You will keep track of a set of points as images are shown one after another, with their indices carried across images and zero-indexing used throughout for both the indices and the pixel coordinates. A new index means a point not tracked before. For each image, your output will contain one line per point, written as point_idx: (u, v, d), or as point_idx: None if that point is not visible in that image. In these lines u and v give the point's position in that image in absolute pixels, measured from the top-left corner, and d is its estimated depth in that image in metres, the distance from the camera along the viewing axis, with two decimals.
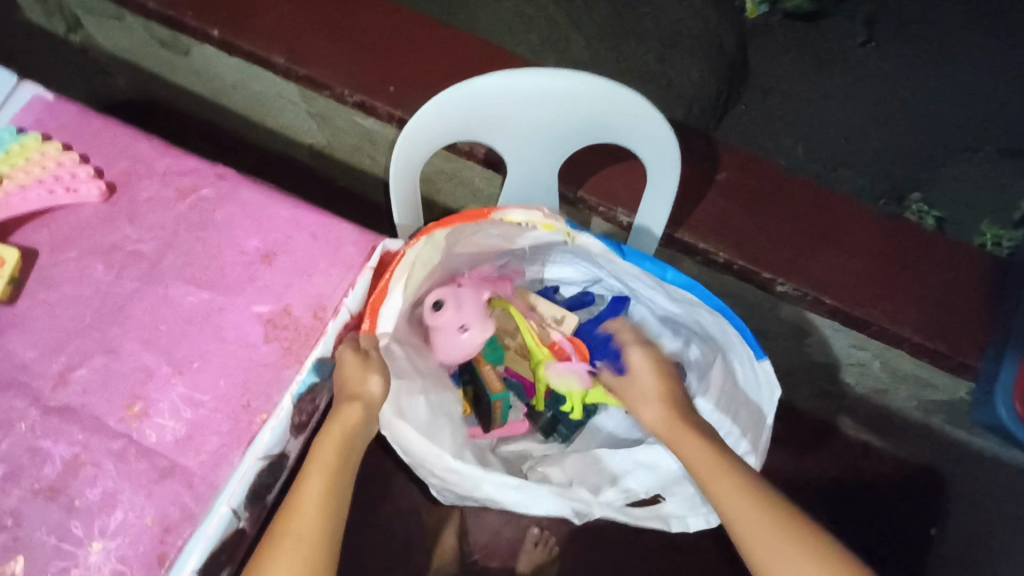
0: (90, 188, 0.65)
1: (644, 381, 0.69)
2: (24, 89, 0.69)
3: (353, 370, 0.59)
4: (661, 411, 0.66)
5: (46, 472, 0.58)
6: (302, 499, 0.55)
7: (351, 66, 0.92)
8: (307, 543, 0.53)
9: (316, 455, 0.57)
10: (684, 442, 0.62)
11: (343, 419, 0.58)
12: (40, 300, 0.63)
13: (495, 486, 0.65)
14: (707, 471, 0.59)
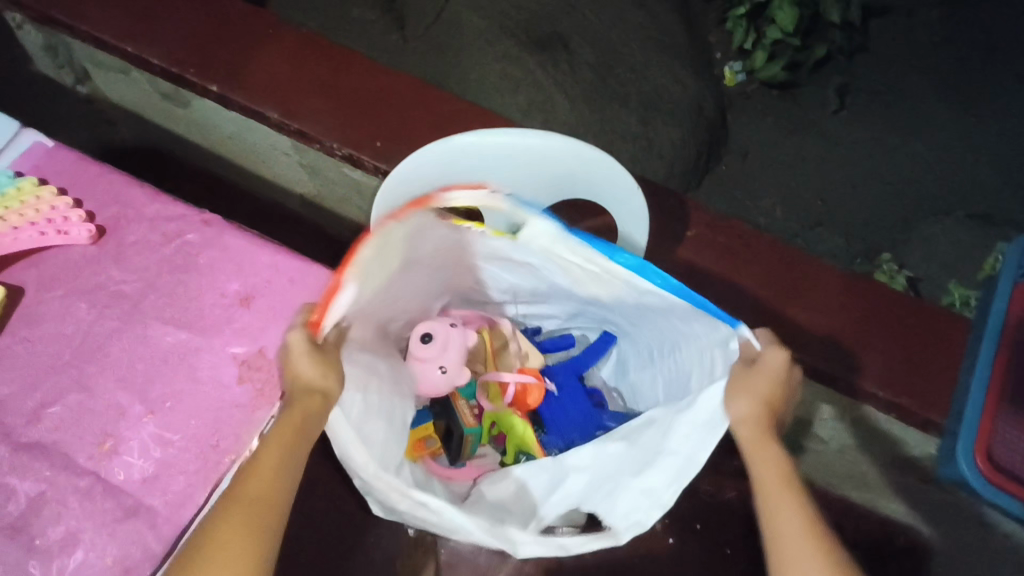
0: (80, 231, 0.68)
1: (767, 386, 0.56)
2: (26, 135, 0.73)
3: (301, 359, 0.57)
4: (761, 419, 0.57)
5: (9, 510, 0.58)
6: (253, 475, 0.54)
7: (342, 122, 0.97)
8: (249, 519, 0.52)
9: (274, 432, 0.56)
10: (763, 448, 0.57)
11: (303, 405, 0.56)
12: (22, 338, 0.65)
13: (412, 505, 0.57)
14: (781, 496, 0.56)
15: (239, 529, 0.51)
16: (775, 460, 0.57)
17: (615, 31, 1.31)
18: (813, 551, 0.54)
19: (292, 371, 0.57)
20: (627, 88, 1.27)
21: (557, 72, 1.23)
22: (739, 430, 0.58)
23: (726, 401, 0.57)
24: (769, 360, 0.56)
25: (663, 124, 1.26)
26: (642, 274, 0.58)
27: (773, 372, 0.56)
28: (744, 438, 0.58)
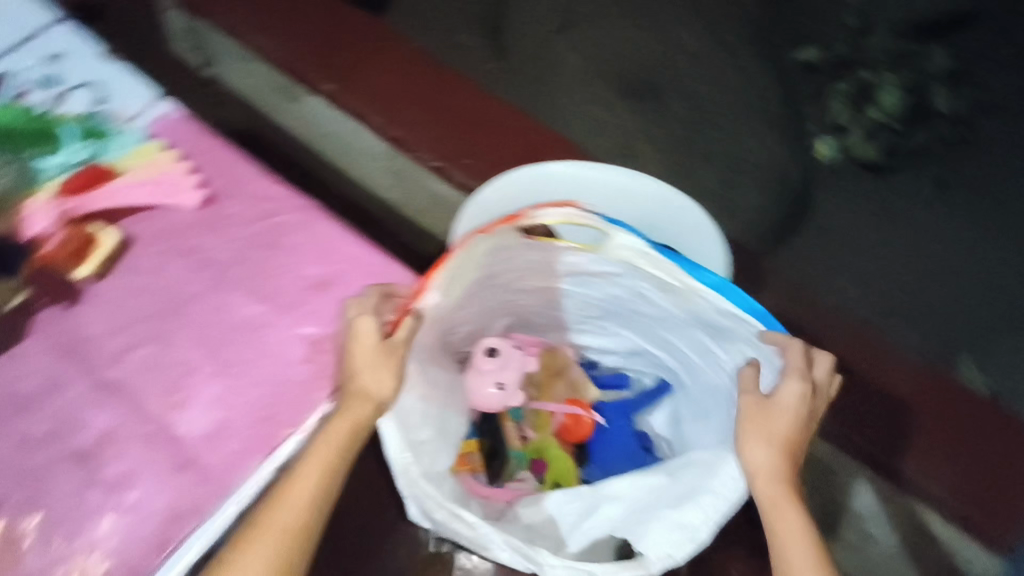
0: (190, 197, 0.73)
1: (782, 426, 0.58)
2: (160, 105, 0.80)
3: (368, 353, 0.60)
4: (776, 472, 0.58)
5: (80, 439, 0.61)
6: (288, 499, 0.56)
7: (436, 136, 1.01)
8: (283, 544, 0.55)
9: (314, 454, 0.58)
10: (779, 505, 0.57)
11: (352, 416, 0.59)
12: (119, 286, 0.69)
13: (447, 515, 0.58)
14: (799, 551, 0.56)
15: (272, 555, 0.54)
16: (793, 512, 0.57)
17: (711, 90, 1.31)
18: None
19: (356, 367, 0.60)
20: (714, 148, 1.27)
21: (645, 126, 1.25)
22: (755, 479, 0.59)
23: (743, 444, 0.59)
24: (786, 395, 0.58)
25: (746, 188, 1.25)
26: (722, 293, 0.60)
27: (790, 410, 0.58)
28: (762, 488, 0.58)
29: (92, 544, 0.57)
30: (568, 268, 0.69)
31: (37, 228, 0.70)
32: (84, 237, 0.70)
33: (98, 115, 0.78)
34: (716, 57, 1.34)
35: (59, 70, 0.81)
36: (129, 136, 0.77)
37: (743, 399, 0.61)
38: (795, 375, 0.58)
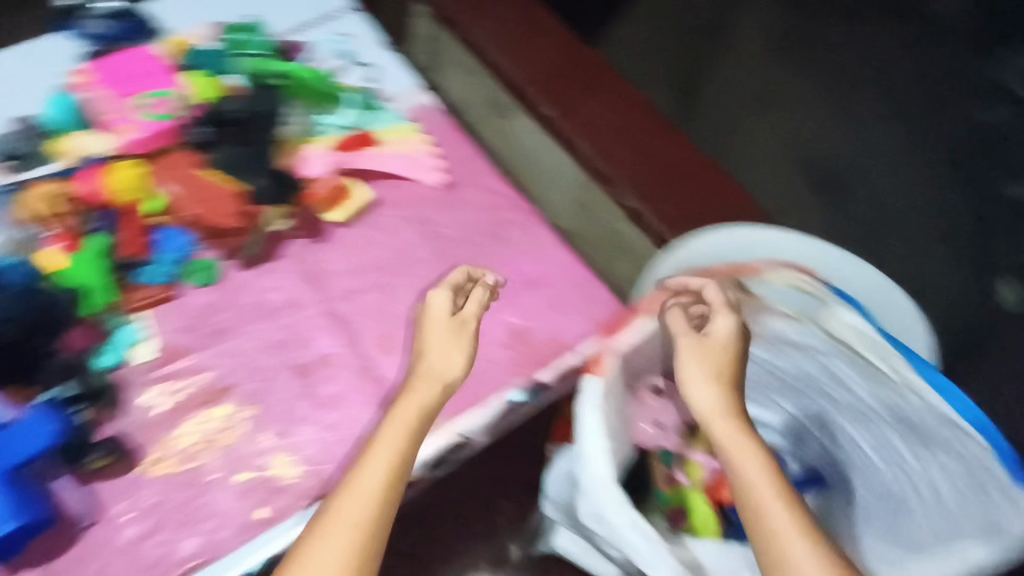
0: (434, 176, 0.82)
1: (721, 359, 0.58)
2: (422, 94, 0.90)
3: (440, 332, 0.59)
4: (725, 408, 0.56)
5: (304, 354, 0.70)
6: (357, 485, 0.50)
7: (640, 175, 1.04)
8: (359, 534, 0.48)
9: (382, 439, 0.53)
10: (735, 439, 0.55)
11: (420, 398, 0.56)
12: (359, 235, 0.78)
13: (626, 522, 0.56)
14: (767, 488, 0.52)
15: (346, 547, 0.47)
16: (752, 449, 0.54)
17: (907, 203, 1.26)
18: (809, 547, 0.49)
19: (427, 346, 0.59)
20: (904, 259, 1.20)
21: (830, 222, 1.23)
22: (710, 420, 0.56)
23: (685, 384, 0.58)
24: (719, 329, 0.60)
25: (930, 309, 1.15)
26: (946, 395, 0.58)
27: (725, 342, 0.60)
28: (716, 428, 0.55)
29: (299, 445, 0.66)
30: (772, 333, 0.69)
31: (312, 172, 0.79)
32: (341, 188, 0.79)
33: (371, 91, 0.88)
34: (918, 174, 1.30)
35: (349, 48, 0.93)
36: (392, 113, 0.86)
37: (680, 340, 0.60)
38: (722, 309, 0.62)
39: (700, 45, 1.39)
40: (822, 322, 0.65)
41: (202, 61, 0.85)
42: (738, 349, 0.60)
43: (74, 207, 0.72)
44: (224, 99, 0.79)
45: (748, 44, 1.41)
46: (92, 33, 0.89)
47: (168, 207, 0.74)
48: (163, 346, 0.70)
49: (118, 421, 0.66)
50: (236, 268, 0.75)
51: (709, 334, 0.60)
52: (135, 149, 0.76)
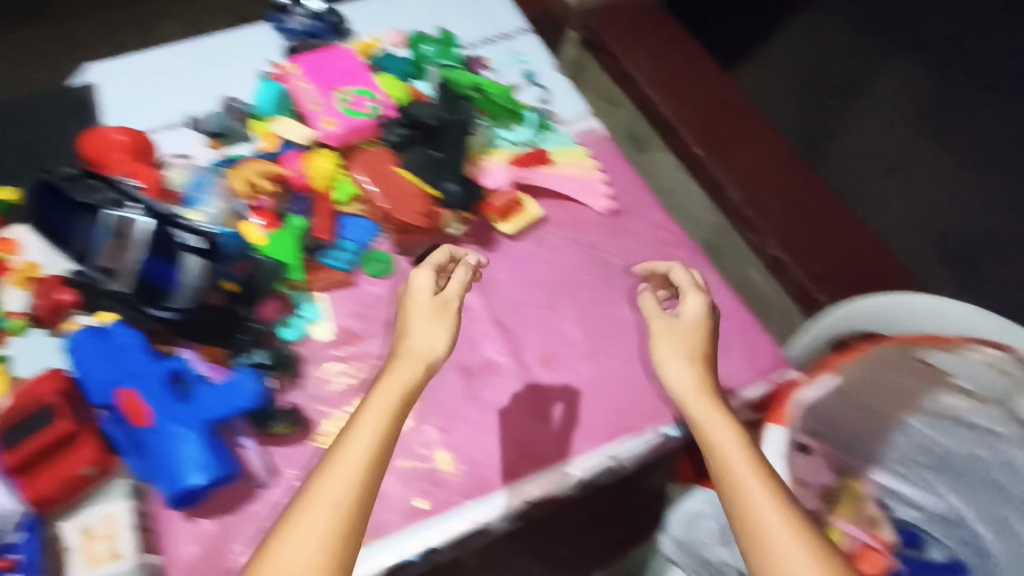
0: (602, 203, 0.84)
1: (692, 338, 0.61)
2: (591, 120, 0.93)
3: (423, 310, 0.57)
4: (699, 389, 0.58)
5: (472, 356, 0.73)
6: (341, 464, 0.49)
7: (785, 225, 1.03)
8: (339, 514, 0.47)
9: (366, 415, 0.51)
10: (713, 423, 0.55)
11: (402, 377, 0.54)
12: (525, 249, 0.81)
13: None
14: (742, 466, 0.51)
15: (328, 520, 0.46)
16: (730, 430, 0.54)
17: None
18: (793, 535, 0.47)
19: (409, 325, 0.57)
20: None
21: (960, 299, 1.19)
22: (685, 399, 0.57)
23: (661, 365, 0.59)
24: (690, 310, 0.62)
25: None
26: None
27: (695, 322, 0.62)
28: (691, 402, 0.57)
29: (460, 443, 0.69)
30: (946, 406, 0.66)
31: (491, 183, 0.81)
32: (516, 202, 0.81)
33: (545, 111, 0.91)
34: None
35: (525, 67, 0.96)
36: (565, 135, 0.89)
37: (652, 323, 0.62)
38: (692, 292, 0.64)
39: (830, 100, 1.36)
40: (1014, 407, 0.64)
41: (391, 64, 0.90)
42: (708, 327, 0.62)
43: (276, 187, 0.77)
44: (416, 104, 0.80)
45: (882, 103, 1.37)
46: (292, 30, 0.95)
47: (356, 198, 0.79)
48: (338, 330, 0.75)
49: (294, 392, 0.71)
50: (409, 263, 0.79)
51: (681, 315, 0.62)
52: (330, 142, 0.80)
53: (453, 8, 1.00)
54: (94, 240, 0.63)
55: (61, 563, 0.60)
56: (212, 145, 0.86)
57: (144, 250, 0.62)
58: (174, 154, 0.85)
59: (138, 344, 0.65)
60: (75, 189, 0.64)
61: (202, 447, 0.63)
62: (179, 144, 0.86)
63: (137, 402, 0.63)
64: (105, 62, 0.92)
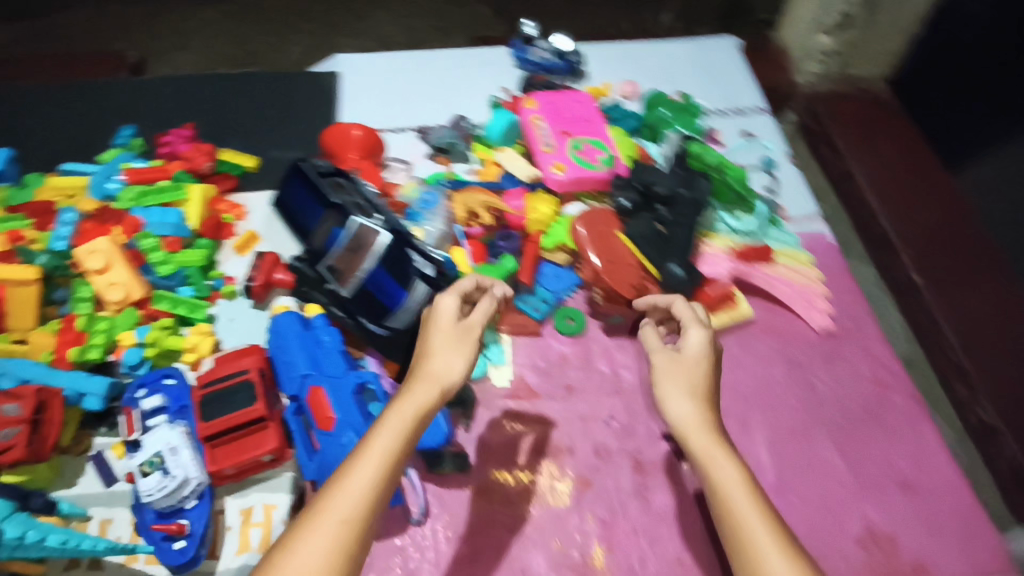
0: (819, 318, 0.76)
1: (698, 374, 0.56)
2: (819, 222, 0.85)
3: (445, 333, 0.55)
4: (704, 426, 0.54)
5: (650, 450, 0.69)
6: (350, 480, 0.46)
7: (1008, 391, 0.85)
8: (345, 532, 0.44)
9: (380, 432, 0.49)
10: (714, 465, 0.52)
11: (416, 399, 0.51)
12: (726, 349, 0.75)
13: None
14: (750, 517, 0.49)
15: (331, 540, 0.44)
16: (738, 483, 0.51)
17: None
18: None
19: (430, 347, 0.54)
20: None
21: None
22: (684, 433, 0.54)
23: (663, 402, 0.56)
24: (693, 344, 0.58)
25: None
26: None
27: (700, 357, 0.57)
28: (692, 434, 0.54)
29: (620, 542, 0.64)
30: None
31: (708, 270, 0.76)
32: (730, 296, 0.75)
33: (771, 203, 0.84)
34: None
35: (758, 151, 0.89)
36: (790, 233, 0.82)
37: (653, 357, 0.58)
38: (693, 324, 0.59)
39: None
40: None
41: (622, 118, 0.87)
42: (713, 362, 0.58)
43: (493, 220, 0.75)
44: (649, 170, 0.75)
45: None
46: (529, 60, 0.93)
47: (562, 246, 0.76)
48: (514, 379, 0.72)
49: (464, 433, 0.69)
50: (599, 326, 0.76)
51: (684, 350, 0.58)
52: (550, 184, 0.78)
53: (693, 74, 0.97)
54: (333, 240, 0.64)
55: (219, 540, 0.61)
56: (436, 159, 0.85)
57: (379, 262, 0.62)
58: (397, 157, 0.86)
59: (337, 348, 0.67)
60: (327, 187, 0.65)
61: None
62: (402, 148, 0.87)
63: (324, 402, 0.63)
64: (355, 55, 0.96)
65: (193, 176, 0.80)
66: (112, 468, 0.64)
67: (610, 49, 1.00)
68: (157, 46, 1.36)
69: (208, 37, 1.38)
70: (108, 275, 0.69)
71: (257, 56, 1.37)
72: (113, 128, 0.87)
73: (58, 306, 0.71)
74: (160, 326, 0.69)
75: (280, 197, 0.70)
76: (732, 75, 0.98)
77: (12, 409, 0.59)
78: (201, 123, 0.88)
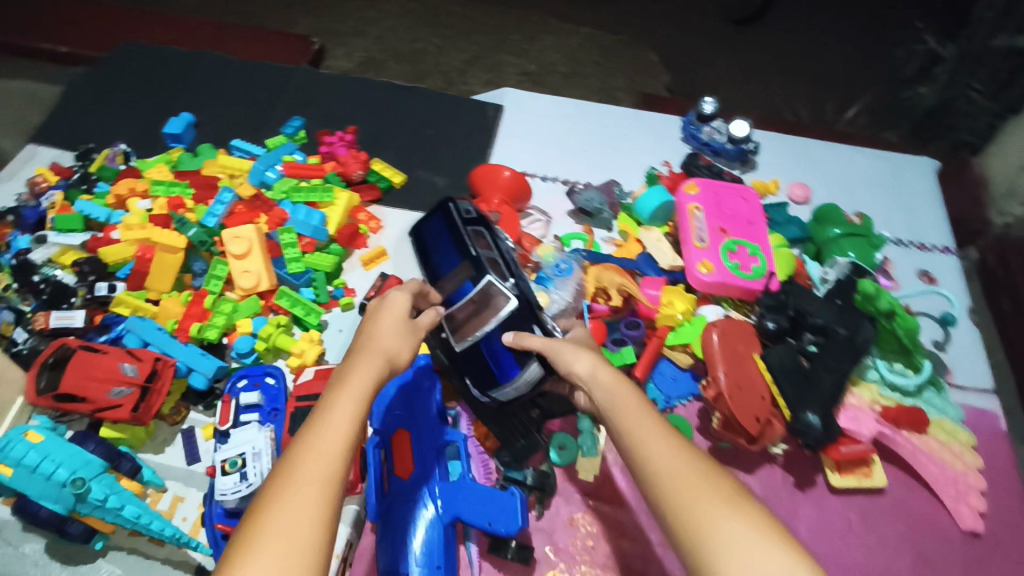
0: (970, 519, 0.66)
1: (588, 345, 0.54)
2: (989, 399, 0.74)
3: (395, 316, 0.48)
4: (591, 356, 0.48)
5: None
6: (313, 453, 0.37)
7: None
8: (330, 496, 0.36)
9: (338, 402, 0.40)
10: (601, 382, 0.45)
11: (370, 370, 0.43)
12: (845, 517, 0.66)
13: None
14: (641, 423, 0.41)
15: (316, 512, 0.35)
16: (629, 397, 0.44)
17: None
18: (685, 453, 0.40)
19: (375, 330, 0.47)
20: None
21: None
22: (573, 369, 0.48)
23: (555, 357, 0.50)
24: (580, 335, 0.56)
25: None
26: None
27: (589, 341, 0.55)
28: (579, 363, 0.48)
29: None
30: None
31: (849, 424, 0.67)
32: (866, 460, 0.67)
33: (937, 362, 0.75)
34: None
35: (934, 298, 0.79)
36: (954, 404, 0.72)
37: (534, 341, 0.53)
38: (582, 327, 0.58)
39: None
40: None
41: (784, 223, 0.81)
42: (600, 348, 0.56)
43: (622, 302, 0.71)
44: (807, 296, 0.69)
45: None
46: (699, 138, 0.89)
47: (688, 347, 0.70)
48: (599, 477, 0.67)
49: (536, 520, 0.65)
50: (706, 447, 0.68)
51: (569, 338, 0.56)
52: (693, 280, 0.73)
53: (875, 192, 0.89)
54: (461, 294, 0.61)
55: None
56: (577, 220, 0.82)
57: (500, 327, 0.59)
58: (539, 207, 0.83)
59: (432, 397, 0.66)
60: (468, 236, 0.64)
61: (436, 536, 0.58)
62: (546, 198, 0.84)
63: (405, 450, 0.62)
64: (520, 92, 0.96)
65: (343, 181, 0.82)
66: (197, 448, 0.66)
67: (786, 143, 0.93)
68: (339, 28, 1.43)
69: (385, 28, 1.44)
70: (245, 262, 0.71)
71: (423, 54, 1.40)
72: (284, 115, 0.91)
73: (193, 276, 0.74)
74: (275, 323, 0.69)
75: (416, 227, 0.68)
76: (919, 203, 0.89)
77: (129, 369, 0.62)
78: (363, 128, 0.91)
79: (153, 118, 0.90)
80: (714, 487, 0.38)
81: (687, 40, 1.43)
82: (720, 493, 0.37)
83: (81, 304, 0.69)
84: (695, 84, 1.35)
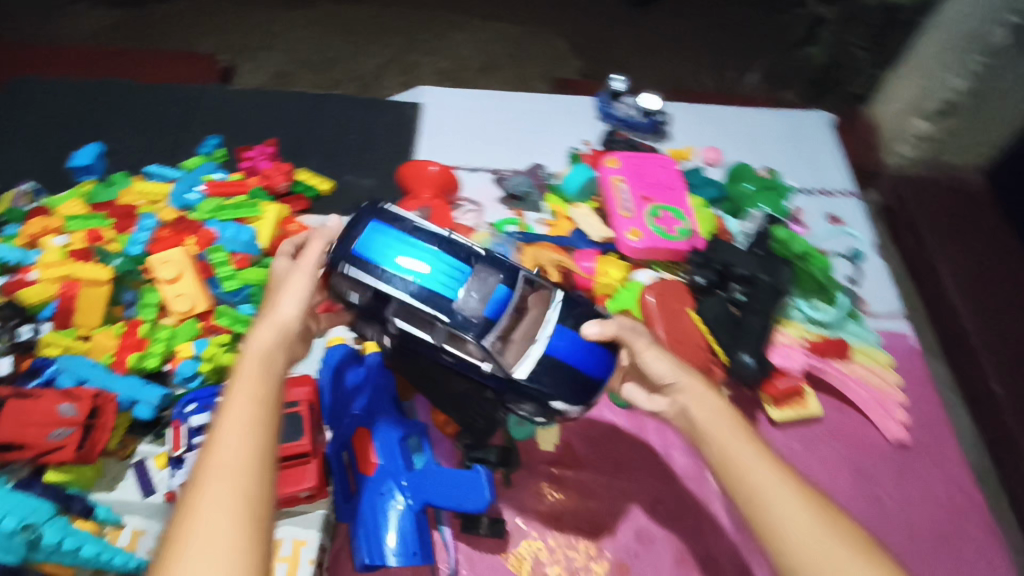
0: (896, 430, 0.72)
1: None
2: (901, 323, 0.81)
3: (280, 285, 0.54)
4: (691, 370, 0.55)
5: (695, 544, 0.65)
6: (218, 433, 0.41)
7: None
8: (242, 459, 0.40)
9: (236, 383, 0.45)
10: (705, 401, 0.51)
11: (259, 342, 0.48)
12: (787, 445, 0.71)
13: None
14: (747, 451, 0.47)
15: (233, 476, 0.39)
16: (730, 424, 0.49)
17: None
18: (787, 483, 0.45)
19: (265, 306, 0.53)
20: None
21: None
22: (674, 379, 0.54)
23: (655, 363, 0.55)
24: None
25: None
26: None
27: None
28: (681, 375, 0.53)
29: None
30: None
31: (780, 361, 0.72)
32: (800, 392, 0.72)
33: (852, 294, 0.81)
34: None
35: (842, 237, 0.86)
36: (870, 330, 0.78)
37: (636, 339, 0.57)
38: None
39: None
40: None
41: (701, 185, 0.85)
42: None
43: (562, 278, 0.73)
44: (727, 248, 0.74)
45: None
46: (615, 115, 0.93)
47: (627, 313, 0.73)
48: (559, 445, 0.69)
49: (504, 495, 0.67)
50: None
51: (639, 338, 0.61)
52: (624, 249, 0.76)
53: (780, 148, 0.95)
54: (501, 300, 0.57)
55: None
56: (508, 206, 0.84)
57: (567, 317, 0.58)
58: (470, 198, 0.85)
59: (389, 393, 0.67)
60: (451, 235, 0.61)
61: (411, 525, 0.59)
62: (476, 188, 0.86)
63: (368, 446, 0.63)
64: (437, 89, 0.97)
65: (269, 194, 0.81)
66: (152, 479, 0.64)
67: (695, 111, 0.98)
68: (245, 43, 1.40)
69: (292, 39, 1.42)
70: (177, 286, 0.70)
71: (334, 61, 1.39)
72: (198, 135, 0.89)
73: (125, 308, 0.71)
74: (218, 342, 0.68)
75: (359, 249, 0.57)
76: (820, 153, 0.96)
77: (67, 410, 0.60)
78: (282, 139, 0.90)
79: (57, 152, 0.87)
80: (824, 513, 0.43)
81: (591, 24, 1.48)
82: (828, 520, 0.43)
83: (4, 350, 0.66)
84: (604, 65, 1.40)
